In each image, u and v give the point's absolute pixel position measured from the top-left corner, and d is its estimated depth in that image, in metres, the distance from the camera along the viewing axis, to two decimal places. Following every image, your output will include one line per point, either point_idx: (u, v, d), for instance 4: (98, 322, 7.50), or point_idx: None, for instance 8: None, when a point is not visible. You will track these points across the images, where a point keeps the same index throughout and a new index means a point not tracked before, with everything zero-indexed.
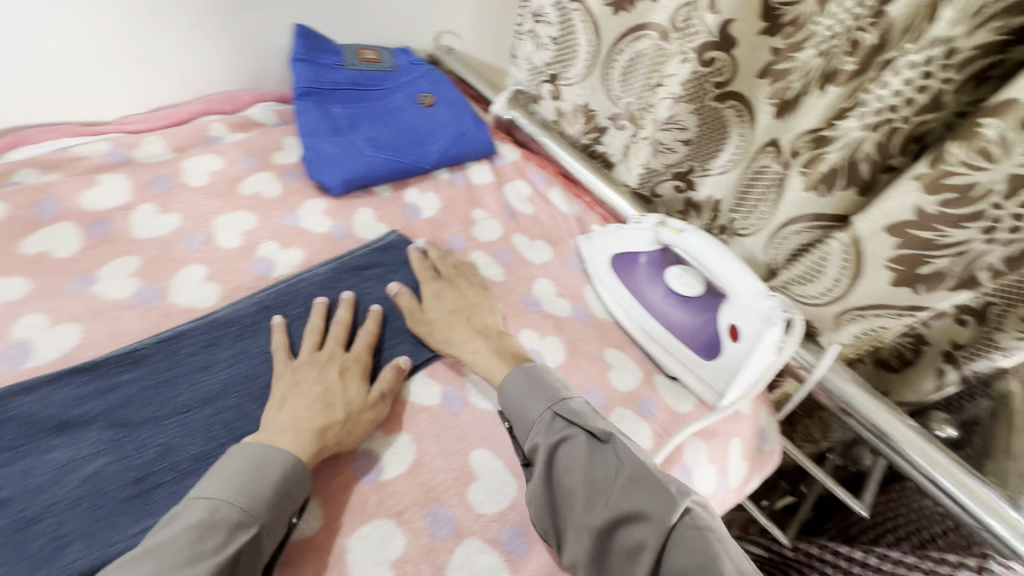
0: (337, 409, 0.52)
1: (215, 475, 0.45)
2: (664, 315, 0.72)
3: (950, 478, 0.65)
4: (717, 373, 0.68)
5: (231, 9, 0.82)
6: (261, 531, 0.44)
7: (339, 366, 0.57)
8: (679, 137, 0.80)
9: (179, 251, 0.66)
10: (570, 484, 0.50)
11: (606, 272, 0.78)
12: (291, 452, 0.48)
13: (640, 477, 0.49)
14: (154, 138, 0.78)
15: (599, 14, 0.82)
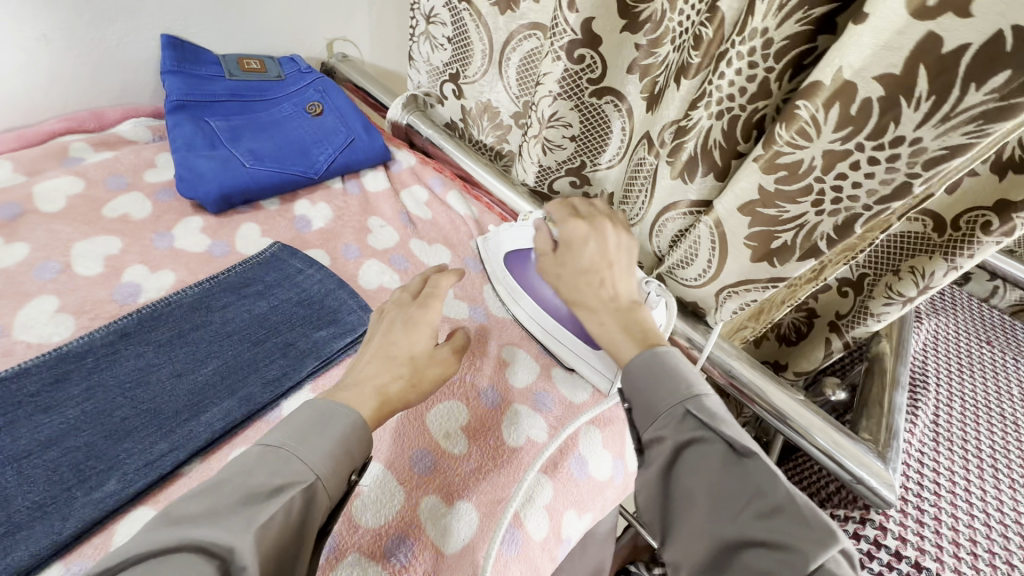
0: (401, 365, 0.56)
1: (285, 425, 0.47)
2: (556, 309, 0.70)
3: (825, 437, 0.70)
4: (608, 362, 0.66)
5: (84, 20, 0.76)
6: (317, 484, 0.45)
7: (422, 316, 0.60)
8: (566, 134, 0.83)
9: (27, 283, 0.61)
10: (696, 482, 0.48)
11: (503, 273, 0.75)
12: (355, 412, 0.49)
13: (760, 492, 0.45)
14: (0, 163, 0.72)
15: (487, 13, 0.82)
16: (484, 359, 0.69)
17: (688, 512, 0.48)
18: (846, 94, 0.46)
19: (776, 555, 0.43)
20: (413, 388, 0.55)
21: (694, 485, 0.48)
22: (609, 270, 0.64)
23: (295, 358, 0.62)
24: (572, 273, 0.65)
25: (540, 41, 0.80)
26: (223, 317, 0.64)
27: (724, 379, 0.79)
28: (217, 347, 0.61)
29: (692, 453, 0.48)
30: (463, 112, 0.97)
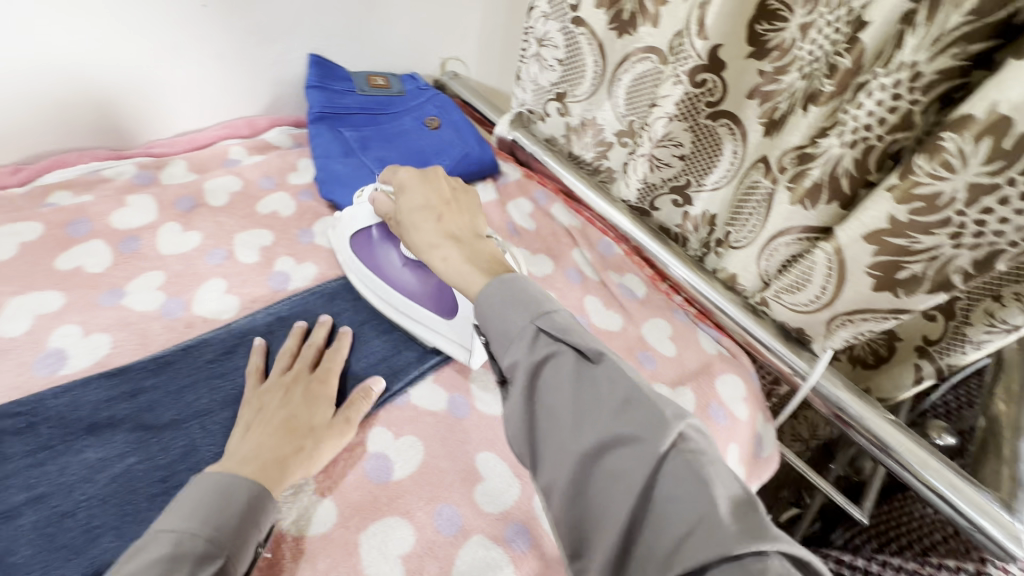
0: (304, 433, 0.53)
1: (180, 508, 0.42)
2: (397, 280, 0.68)
3: (944, 481, 0.66)
4: (464, 333, 0.65)
5: (252, 41, 0.88)
6: (228, 563, 0.42)
7: (303, 389, 0.57)
8: (675, 153, 0.85)
9: (202, 266, 0.70)
10: (554, 399, 0.42)
11: (349, 254, 0.72)
12: (256, 480, 0.46)
13: (604, 406, 0.41)
14: (178, 162, 0.83)
15: (603, 36, 0.86)
16: None
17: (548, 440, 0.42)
18: (998, 131, 0.47)
19: (668, 463, 0.38)
20: (312, 458, 0.52)
21: (545, 401, 0.42)
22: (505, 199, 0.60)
23: (419, 351, 0.68)
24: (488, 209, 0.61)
25: (655, 65, 0.82)
26: (356, 307, 0.70)
27: (830, 411, 0.77)
28: (353, 334, 0.67)
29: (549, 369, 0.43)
30: (567, 128, 1.00)
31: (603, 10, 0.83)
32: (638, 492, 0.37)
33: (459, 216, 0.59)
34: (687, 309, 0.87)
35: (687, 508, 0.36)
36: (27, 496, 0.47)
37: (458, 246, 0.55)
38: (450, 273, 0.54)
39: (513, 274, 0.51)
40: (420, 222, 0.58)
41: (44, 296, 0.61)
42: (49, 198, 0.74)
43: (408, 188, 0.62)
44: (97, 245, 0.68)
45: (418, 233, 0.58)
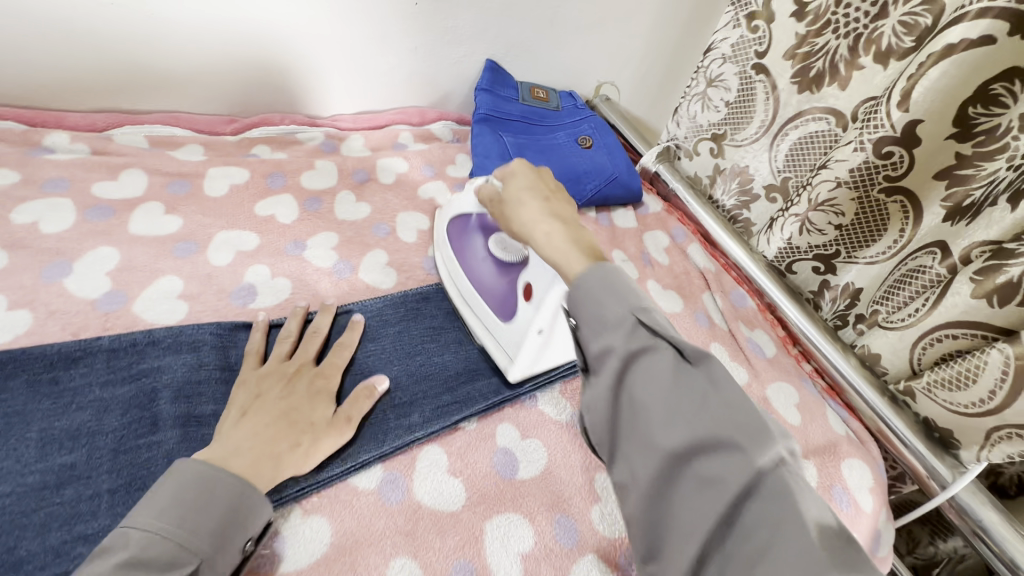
0: (300, 430, 0.50)
1: (152, 503, 0.40)
2: (485, 289, 0.67)
3: None
4: (510, 338, 0.63)
5: (445, 41, 0.94)
6: (201, 566, 0.39)
7: (305, 381, 0.55)
8: (832, 221, 0.79)
9: (369, 236, 0.77)
10: (602, 298, 0.42)
11: (443, 238, 0.74)
12: (239, 477, 0.43)
13: (632, 297, 0.41)
14: (356, 137, 0.92)
15: (784, 89, 0.83)
16: None
17: (591, 334, 0.42)
18: None
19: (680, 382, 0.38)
20: (307, 456, 0.50)
21: (586, 289, 0.43)
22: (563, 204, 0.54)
23: None
24: (511, 199, 0.55)
25: (830, 126, 0.79)
26: None
27: (966, 529, 0.69)
28: None
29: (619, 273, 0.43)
30: (715, 169, 0.99)
31: (791, 61, 0.81)
32: (659, 394, 0.37)
33: (561, 205, 0.53)
34: (816, 381, 0.83)
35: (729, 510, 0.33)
36: (215, 407, 0.53)
37: (565, 228, 0.50)
38: (555, 260, 0.48)
39: (586, 259, 0.46)
40: (526, 200, 0.54)
41: (242, 235, 0.69)
42: (250, 149, 0.83)
43: (520, 170, 0.56)
44: (288, 199, 0.76)
45: (521, 209, 0.53)
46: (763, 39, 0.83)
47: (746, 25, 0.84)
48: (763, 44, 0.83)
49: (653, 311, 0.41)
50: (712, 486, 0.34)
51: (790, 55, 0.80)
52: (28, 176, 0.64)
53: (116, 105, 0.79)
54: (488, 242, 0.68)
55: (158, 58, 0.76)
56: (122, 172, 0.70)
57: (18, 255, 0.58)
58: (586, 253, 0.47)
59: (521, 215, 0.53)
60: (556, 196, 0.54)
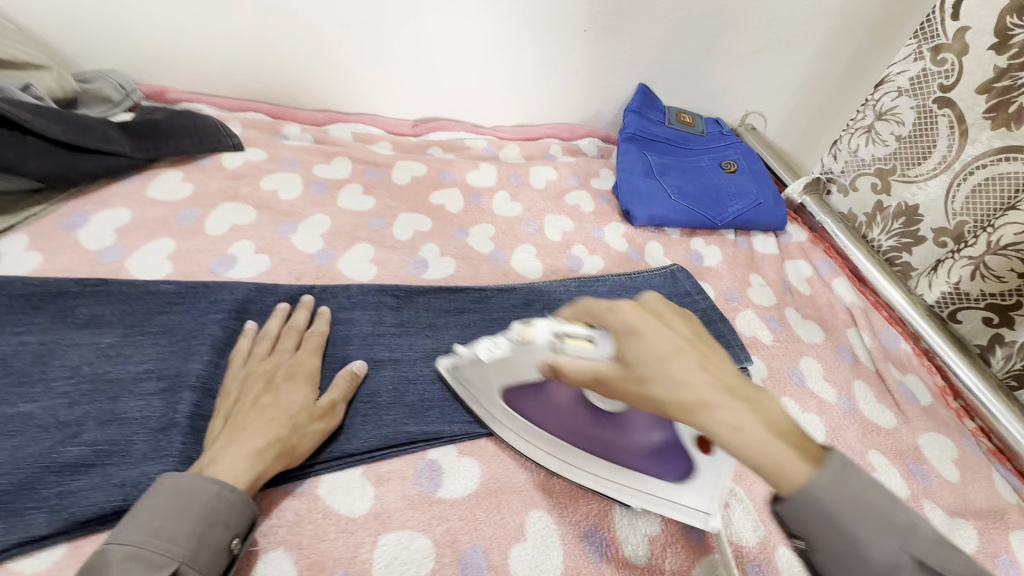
0: (282, 424, 0.48)
1: (137, 521, 0.40)
2: (548, 421, 0.53)
3: None
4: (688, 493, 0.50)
5: (605, 64, 1.01)
6: (182, 567, 0.39)
7: (283, 374, 0.53)
8: (1016, 269, 0.73)
9: (521, 231, 0.85)
10: (848, 522, 0.32)
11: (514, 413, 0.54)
12: (215, 481, 0.43)
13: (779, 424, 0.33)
14: (513, 146, 1.02)
15: (974, 124, 0.76)
16: (849, 453, 0.68)
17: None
18: None
19: None
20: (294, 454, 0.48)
21: (821, 512, 0.32)
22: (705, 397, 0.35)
23: None
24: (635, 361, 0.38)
25: None
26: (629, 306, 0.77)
27: None
28: None
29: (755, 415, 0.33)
30: (875, 206, 0.93)
31: (985, 95, 0.74)
32: None
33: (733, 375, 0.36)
34: (980, 440, 0.74)
35: (875, 560, 0.32)
36: (389, 354, 0.61)
37: (756, 409, 0.34)
38: (752, 459, 0.33)
39: (788, 450, 0.33)
40: (744, 419, 0.33)
41: (418, 218, 0.81)
42: (426, 149, 0.97)
43: (645, 325, 0.39)
44: (455, 193, 0.87)
45: (697, 384, 0.35)
46: (950, 72, 0.78)
47: (929, 58, 0.79)
48: (950, 78, 0.78)
49: (925, 527, 0.32)
50: (856, 528, 0.32)
51: (984, 89, 0.74)
52: (272, 154, 0.81)
53: (330, 106, 0.96)
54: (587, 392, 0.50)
55: (371, 70, 0.92)
56: (335, 158, 0.85)
57: (262, 214, 0.73)
58: (793, 444, 0.33)
59: (690, 399, 0.35)
60: (664, 328, 0.39)
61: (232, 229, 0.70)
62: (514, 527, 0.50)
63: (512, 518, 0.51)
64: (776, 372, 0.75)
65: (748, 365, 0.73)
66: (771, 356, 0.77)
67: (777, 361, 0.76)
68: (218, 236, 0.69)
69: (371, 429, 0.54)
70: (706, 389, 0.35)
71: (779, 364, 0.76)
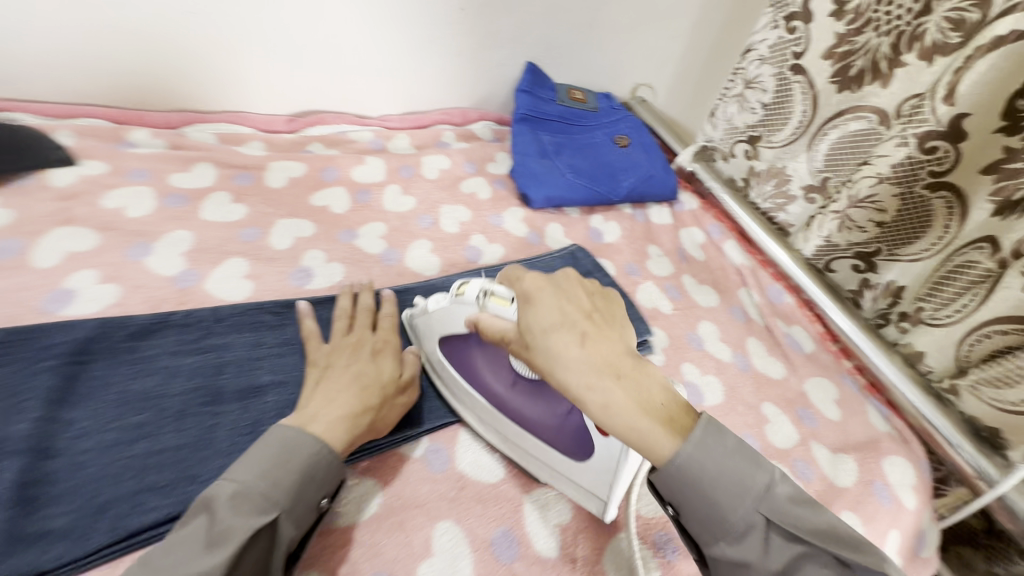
0: (374, 394, 0.51)
1: (249, 463, 0.42)
2: (531, 421, 0.55)
3: None
4: (595, 478, 0.52)
5: (487, 43, 0.97)
6: (281, 517, 0.41)
7: (371, 346, 0.57)
8: (874, 218, 0.79)
9: (414, 226, 0.81)
10: (711, 491, 0.40)
11: (438, 361, 0.61)
12: (321, 439, 0.45)
13: (674, 408, 0.42)
14: (403, 136, 0.97)
15: (823, 88, 0.82)
16: (745, 408, 0.72)
17: (714, 536, 0.41)
18: None
19: (818, 568, 0.37)
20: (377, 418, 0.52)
21: (687, 479, 0.40)
22: (528, 342, 0.45)
23: None
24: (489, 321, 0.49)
25: (871, 125, 0.77)
26: None
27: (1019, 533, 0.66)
28: None
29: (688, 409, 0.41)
30: (749, 172, 0.99)
31: (830, 61, 0.80)
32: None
33: (602, 339, 0.44)
34: (856, 378, 0.82)
35: (738, 522, 0.40)
36: (271, 379, 0.57)
37: (598, 331, 0.44)
38: (613, 426, 0.41)
39: (653, 417, 0.41)
40: (568, 356, 0.42)
41: (299, 222, 0.74)
42: (305, 146, 0.89)
43: (539, 296, 0.46)
44: (340, 191, 0.81)
45: (562, 358, 0.42)
46: (801, 40, 0.83)
47: (783, 26, 0.85)
48: (800, 45, 0.83)
49: (778, 489, 0.40)
50: (716, 489, 0.40)
51: (829, 54, 0.80)
52: (115, 166, 0.71)
53: (186, 105, 0.85)
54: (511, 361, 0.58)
55: (228, 62, 0.82)
56: (195, 164, 0.76)
57: (107, 236, 0.64)
58: (656, 421, 0.41)
59: (562, 366, 0.42)
60: (593, 338, 0.43)
61: (68, 257, 0.61)
62: (420, 543, 0.49)
63: (417, 533, 0.49)
64: (676, 340, 0.77)
65: (649, 337, 0.75)
66: (671, 324, 0.80)
67: (676, 329, 0.79)
68: (49, 268, 0.59)
69: None
70: (651, 386, 0.42)
71: (678, 331, 0.79)
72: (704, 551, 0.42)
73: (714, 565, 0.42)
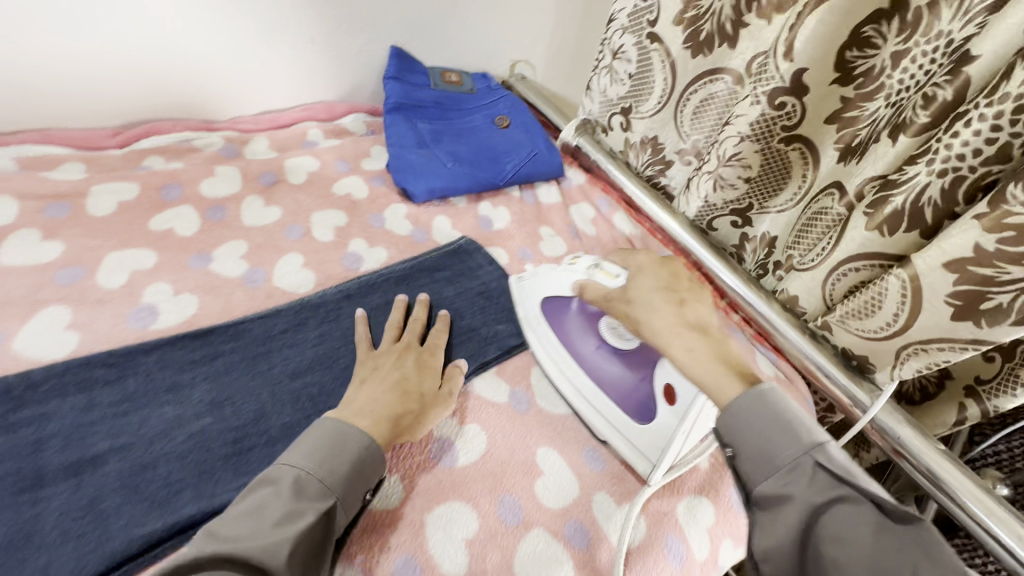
0: (414, 400, 0.55)
1: (304, 450, 0.46)
2: (604, 378, 0.64)
3: (975, 501, 0.64)
4: (650, 441, 0.59)
5: (342, 28, 0.89)
6: (336, 505, 0.45)
7: (416, 357, 0.61)
8: (741, 174, 0.81)
9: (282, 240, 0.73)
10: (765, 433, 0.47)
11: (536, 314, 0.70)
12: (368, 436, 0.49)
13: (803, 432, 0.46)
14: (260, 139, 0.86)
15: (678, 55, 0.84)
16: None
17: (758, 471, 0.47)
18: None
19: (890, 536, 0.39)
20: (419, 421, 0.55)
21: (740, 425, 0.48)
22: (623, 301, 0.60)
23: (477, 341, 0.69)
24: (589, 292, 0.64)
25: (730, 86, 0.80)
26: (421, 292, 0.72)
27: (889, 448, 0.74)
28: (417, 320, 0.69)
29: (777, 398, 0.48)
30: (626, 143, 1.00)
31: (681, 27, 0.82)
32: (859, 548, 0.39)
33: (673, 305, 0.58)
34: (745, 330, 0.87)
35: (782, 457, 0.46)
36: (110, 445, 0.48)
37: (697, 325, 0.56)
38: (696, 378, 0.53)
39: (726, 378, 0.52)
40: (659, 305, 0.58)
41: (138, 253, 0.64)
42: (142, 161, 0.77)
43: (646, 271, 0.62)
44: (187, 210, 0.71)
45: (653, 315, 0.58)
46: (653, 8, 0.83)
47: None
48: (654, 13, 0.84)
49: (829, 449, 0.46)
50: (775, 433, 0.47)
51: (679, 21, 0.81)
52: None
53: None
54: (598, 329, 0.65)
55: (14, 73, 0.69)
56: None
57: None
58: (720, 364, 0.52)
59: (648, 323, 0.58)
60: (686, 310, 0.58)
61: None
62: None
63: None
64: None
65: None
66: None
67: None
68: None
69: (88, 552, 0.43)
70: (733, 355, 0.54)
71: None
72: (758, 503, 0.47)
73: (758, 503, 0.46)
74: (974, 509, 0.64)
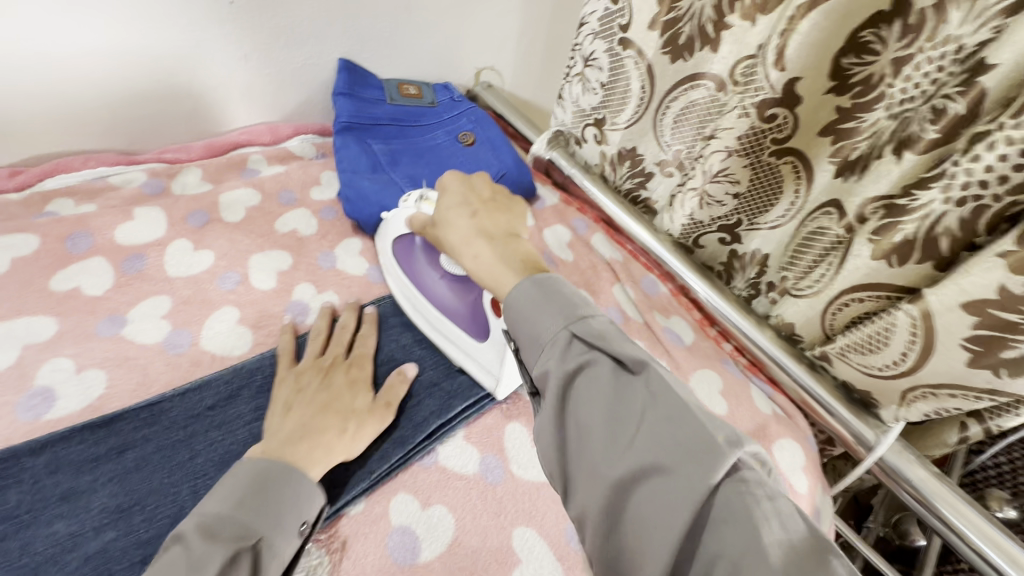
0: (346, 419, 0.52)
1: (219, 494, 0.43)
2: (455, 310, 0.65)
3: (977, 533, 0.58)
4: (490, 356, 0.62)
5: (279, 41, 0.79)
6: (260, 542, 0.42)
7: (344, 376, 0.57)
8: (729, 190, 0.74)
9: (212, 292, 0.63)
10: (538, 312, 0.43)
11: (391, 261, 0.70)
12: (286, 462, 0.46)
13: (569, 304, 0.43)
14: (192, 170, 0.76)
15: (655, 59, 0.76)
16: None
17: (535, 355, 0.42)
18: None
19: (632, 403, 0.37)
20: (353, 442, 0.52)
21: (522, 314, 0.43)
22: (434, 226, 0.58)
23: (440, 399, 0.60)
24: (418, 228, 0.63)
25: (712, 93, 0.72)
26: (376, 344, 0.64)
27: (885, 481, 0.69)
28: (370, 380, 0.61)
29: (557, 285, 0.44)
30: (602, 156, 0.92)
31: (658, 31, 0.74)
32: (606, 417, 0.37)
33: (496, 216, 0.54)
34: (737, 360, 0.80)
35: (545, 334, 0.42)
36: None
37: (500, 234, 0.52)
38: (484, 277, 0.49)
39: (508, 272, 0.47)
40: (455, 220, 0.54)
41: (36, 323, 0.55)
42: (51, 204, 0.67)
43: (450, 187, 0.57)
44: (99, 263, 0.62)
45: (450, 230, 0.54)
46: (625, 11, 0.76)
47: None
48: (625, 17, 0.76)
49: (595, 321, 0.42)
50: (546, 310, 0.43)
51: (656, 24, 0.73)
52: None
53: None
54: (441, 262, 0.67)
55: None
56: None
57: None
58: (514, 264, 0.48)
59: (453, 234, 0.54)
60: (479, 216, 0.54)
61: None
62: None
63: None
64: None
65: None
66: None
67: None
68: None
69: None
70: (520, 252, 0.50)
71: None
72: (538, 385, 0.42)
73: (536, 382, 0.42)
74: (974, 539, 0.58)
